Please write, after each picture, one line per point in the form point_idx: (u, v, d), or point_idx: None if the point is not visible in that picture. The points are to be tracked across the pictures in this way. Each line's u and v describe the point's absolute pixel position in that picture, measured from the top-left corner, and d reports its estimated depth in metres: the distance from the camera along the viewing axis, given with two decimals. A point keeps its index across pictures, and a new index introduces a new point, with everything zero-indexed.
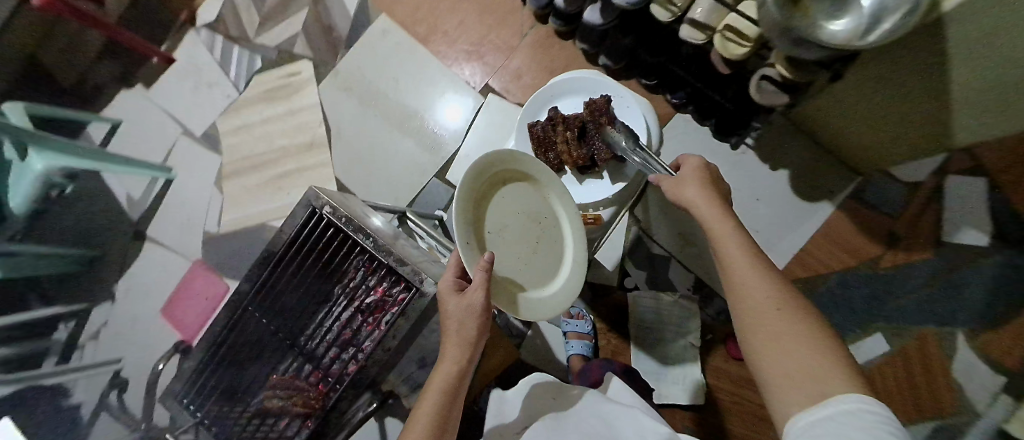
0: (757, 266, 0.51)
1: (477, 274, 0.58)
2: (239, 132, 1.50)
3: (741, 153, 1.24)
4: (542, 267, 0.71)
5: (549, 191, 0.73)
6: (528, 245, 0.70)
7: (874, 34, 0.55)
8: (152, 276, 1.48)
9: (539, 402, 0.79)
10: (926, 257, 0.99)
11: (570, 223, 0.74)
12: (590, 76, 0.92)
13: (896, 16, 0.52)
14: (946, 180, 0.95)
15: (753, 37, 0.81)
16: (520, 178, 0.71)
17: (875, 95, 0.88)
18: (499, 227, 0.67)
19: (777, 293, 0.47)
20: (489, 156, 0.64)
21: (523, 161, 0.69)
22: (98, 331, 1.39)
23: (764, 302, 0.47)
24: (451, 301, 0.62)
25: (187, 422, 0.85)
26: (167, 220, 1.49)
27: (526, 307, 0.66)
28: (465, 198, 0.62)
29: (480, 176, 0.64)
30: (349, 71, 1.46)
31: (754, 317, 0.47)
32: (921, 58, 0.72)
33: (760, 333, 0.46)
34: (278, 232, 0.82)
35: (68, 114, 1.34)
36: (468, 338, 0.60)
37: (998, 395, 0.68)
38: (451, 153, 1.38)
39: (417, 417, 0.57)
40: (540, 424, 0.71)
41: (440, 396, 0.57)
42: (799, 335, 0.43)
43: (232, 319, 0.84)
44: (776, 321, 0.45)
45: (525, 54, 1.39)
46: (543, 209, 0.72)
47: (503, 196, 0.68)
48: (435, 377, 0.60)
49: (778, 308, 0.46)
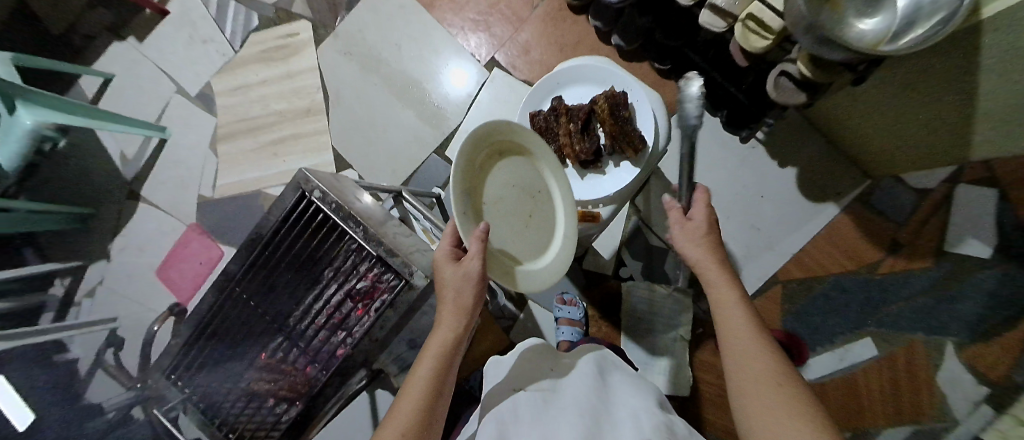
0: (758, 335, 0.52)
1: (472, 244, 0.56)
2: (235, 93, 1.45)
3: (750, 147, 1.21)
4: (536, 241, 0.68)
5: (544, 167, 0.68)
6: (521, 218, 0.67)
7: (907, 37, 0.50)
8: (147, 236, 1.47)
9: (526, 365, 0.76)
10: (925, 267, 0.91)
11: (562, 198, 0.70)
12: (592, 64, 0.87)
13: (932, 20, 0.48)
14: (957, 188, 0.87)
15: (776, 30, 0.76)
16: (515, 151, 0.67)
17: (899, 102, 0.84)
18: (494, 199, 0.64)
19: (775, 364, 0.48)
20: (485, 126, 0.59)
21: (519, 132, 0.64)
22: (93, 288, 1.44)
23: (760, 373, 0.48)
24: (447, 269, 0.61)
25: (173, 398, 0.85)
26: (162, 180, 1.47)
27: (523, 279, 0.64)
28: (464, 170, 0.58)
29: (476, 147, 0.60)
30: (350, 34, 1.39)
31: (750, 387, 0.48)
32: (950, 66, 0.69)
33: (758, 402, 0.46)
34: (266, 215, 0.80)
35: (61, 66, 1.30)
36: (464, 307, 0.60)
37: (980, 405, 0.60)
38: (452, 127, 1.34)
39: (409, 382, 0.56)
40: (532, 389, 0.67)
41: (436, 361, 0.56)
42: (794, 409, 0.43)
43: (220, 298, 0.83)
44: (772, 391, 0.46)
45: (535, 27, 1.32)
46: (537, 183, 0.68)
47: (499, 168, 0.65)
48: (430, 341, 0.59)
49: (778, 383, 0.46)
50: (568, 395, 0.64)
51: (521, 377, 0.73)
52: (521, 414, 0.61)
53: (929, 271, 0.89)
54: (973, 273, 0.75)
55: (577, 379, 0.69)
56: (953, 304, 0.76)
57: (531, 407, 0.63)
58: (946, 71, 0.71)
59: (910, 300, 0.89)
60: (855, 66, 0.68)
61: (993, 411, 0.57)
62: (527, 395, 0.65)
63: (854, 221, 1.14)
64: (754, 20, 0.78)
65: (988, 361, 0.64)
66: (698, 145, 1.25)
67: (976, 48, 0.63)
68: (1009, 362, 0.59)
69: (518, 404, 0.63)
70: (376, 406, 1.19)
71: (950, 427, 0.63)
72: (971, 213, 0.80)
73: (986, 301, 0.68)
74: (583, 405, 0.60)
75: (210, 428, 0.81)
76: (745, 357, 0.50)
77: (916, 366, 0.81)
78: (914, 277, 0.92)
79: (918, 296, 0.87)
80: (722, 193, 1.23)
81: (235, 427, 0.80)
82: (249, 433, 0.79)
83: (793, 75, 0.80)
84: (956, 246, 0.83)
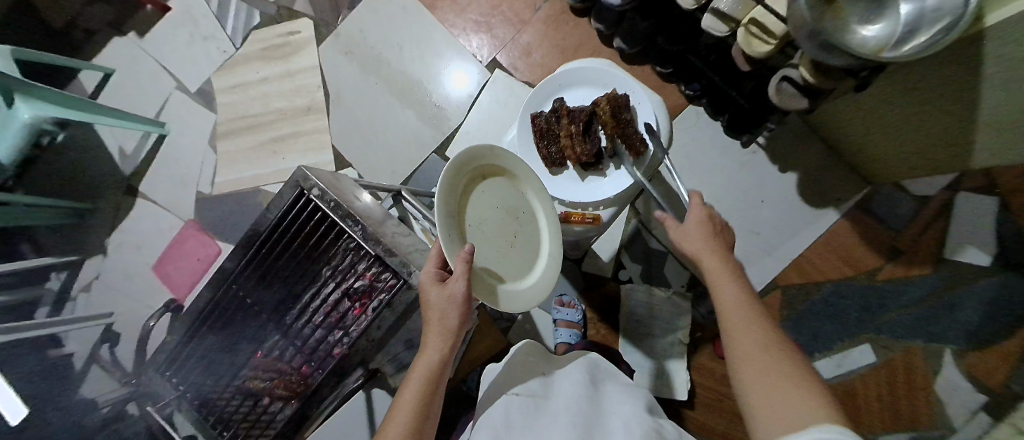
0: (750, 309, 0.53)
1: (459, 266, 0.55)
2: (235, 90, 1.44)
3: (751, 152, 1.21)
4: (521, 261, 0.68)
5: (526, 187, 0.71)
6: (505, 240, 0.67)
7: (911, 44, 0.49)
8: (145, 232, 1.46)
9: (518, 369, 0.76)
10: (925, 274, 0.89)
11: (547, 218, 0.72)
12: (595, 67, 0.86)
13: (937, 26, 0.47)
14: (957, 196, 0.86)
15: (779, 34, 0.76)
16: (497, 174, 0.69)
17: (901, 108, 0.84)
18: (479, 220, 0.64)
19: (768, 337, 0.50)
20: (468, 150, 0.61)
21: (499, 155, 0.67)
22: (89, 284, 1.44)
23: (754, 344, 0.49)
24: (432, 292, 0.60)
25: (167, 396, 0.84)
26: (160, 176, 1.47)
27: (506, 299, 0.64)
28: (449, 192, 0.59)
29: (461, 171, 0.61)
30: (352, 33, 1.39)
31: (745, 357, 0.49)
32: (954, 74, 0.69)
33: (752, 371, 0.48)
34: (265, 211, 0.79)
35: (60, 61, 1.29)
36: (450, 328, 0.59)
37: (977, 413, 0.60)
38: (453, 127, 1.34)
39: (396, 405, 0.56)
40: (521, 395, 0.67)
41: (422, 384, 0.56)
42: (786, 375, 0.45)
43: (216, 295, 0.83)
44: (765, 360, 0.47)
45: (537, 28, 1.32)
46: (521, 204, 0.70)
47: (483, 190, 0.66)
48: (417, 363, 0.58)
49: (768, 350, 0.48)
50: (559, 403, 0.65)
51: (514, 380, 0.73)
52: (512, 419, 0.62)
53: (929, 278, 0.89)
54: (970, 282, 0.75)
55: (569, 385, 0.69)
56: (949, 312, 0.76)
57: (522, 413, 0.63)
58: (952, 80, 0.70)
59: (908, 307, 0.89)
60: (857, 72, 0.67)
61: (991, 420, 0.56)
62: (518, 400, 0.66)
63: (854, 227, 1.14)
64: (756, 24, 0.79)
65: (985, 368, 0.64)
66: (699, 150, 1.24)
67: (978, 59, 0.64)
68: (1006, 370, 0.59)
69: (509, 411, 0.64)
70: (371, 407, 1.19)
71: (946, 436, 0.63)
72: (970, 221, 0.80)
73: (984, 309, 0.68)
74: (573, 413, 0.61)
75: (205, 425, 0.80)
76: (738, 331, 0.52)
77: (913, 373, 0.81)
78: (912, 285, 0.91)
79: (915, 303, 0.87)
80: (723, 197, 1.23)
81: (229, 426, 0.80)
82: (244, 431, 0.78)
83: (795, 80, 0.80)
84: (954, 254, 0.83)
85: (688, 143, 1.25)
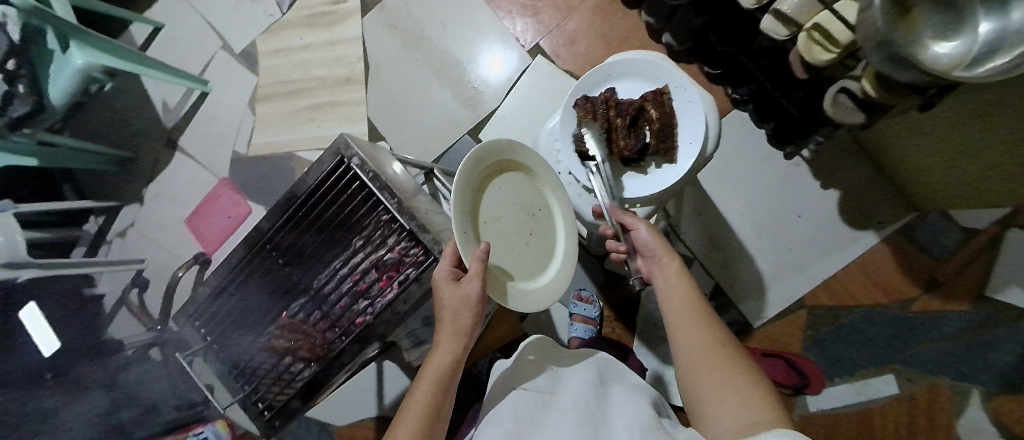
0: (698, 309, 0.62)
1: (472, 264, 0.55)
2: (278, 55, 1.46)
3: (793, 164, 1.17)
4: (534, 260, 0.68)
5: (544, 184, 0.70)
6: (519, 238, 0.67)
7: (985, 67, 0.43)
8: (180, 185, 1.50)
9: (527, 366, 0.76)
10: (963, 310, 0.85)
11: (562, 216, 0.71)
12: (653, 60, 0.81)
13: (1015, 51, 0.40)
14: (1006, 231, 0.82)
15: (844, 43, 0.73)
16: (514, 169, 0.68)
17: (968, 133, 0.79)
18: (494, 218, 0.64)
19: (713, 333, 0.58)
20: (486, 144, 0.60)
21: (517, 150, 0.65)
22: (124, 230, 1.49)
23: (704, 340, 0.57)
24: (446, 290, 0.61)
25: (195, 344, 0.88)
26: (200, 132, 1.50)
27: (514, 298, 0.63)
28: (465, 187, 0.58)
29: (478, 164, 0.60)
30: (397, 7, 1.38)
31: (695, 353, 0.57)
32: (1017, 105, 0.66)
33: (701, 365, 0.55)
34: (304, 175, 0.80)
35: (115, 11, 1.32)
36: (462, 329, 0.60)
37: None
38: (487, 111, 1.33)
39: (408, 405, 0.55)
40: (528, 389, 0.68)
41: (433, 385, 0.56)
42: (731, 366, 0.53)
43: (249, 253, 0.84)
44: (714, 354, 0.55)
45: (584, 16, 1.29)
46: (538, 201, 0.69)
47: (500, 186, 0.65)
48: (430, 362, 0.59)
49: (716, 345, 0.57)
50: (567, 397, 0.65)
51: (522, 376, 0.73)
52: (521, 410, 0.62)
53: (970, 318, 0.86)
54: (1011, 323, 0.71)
55: (577, 382, 0.69)
56: (986, 353, 0.73)
57: (529, 406, 0.64)
58: (1019, 109, 0.67)
59: (942, 342, 0.85)
60: (925, 89, 0.62)
61: None
62: (527, 394, 0.66)
63: (892, 252, 1.09)
64: (820, 31, 0.75)
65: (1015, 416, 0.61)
66: (738, 158, 1.21)
67: None
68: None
69: (517, 402, 0.64)
70: (382, 378, 1.22)
71: None
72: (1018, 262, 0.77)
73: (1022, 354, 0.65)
74: (582, 408, 0.61)
75: (229, 377, 0.84)
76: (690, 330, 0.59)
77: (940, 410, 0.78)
78: (949, 320, 0.88)
79: (949, 339, 0.85)
80: (756, 209, 1.20)
81: (252, 380, 0.83)
82: (265, 386, 0.81)
83: (854, 93, 0.76)
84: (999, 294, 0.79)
85: (728, 149, 1.22)
